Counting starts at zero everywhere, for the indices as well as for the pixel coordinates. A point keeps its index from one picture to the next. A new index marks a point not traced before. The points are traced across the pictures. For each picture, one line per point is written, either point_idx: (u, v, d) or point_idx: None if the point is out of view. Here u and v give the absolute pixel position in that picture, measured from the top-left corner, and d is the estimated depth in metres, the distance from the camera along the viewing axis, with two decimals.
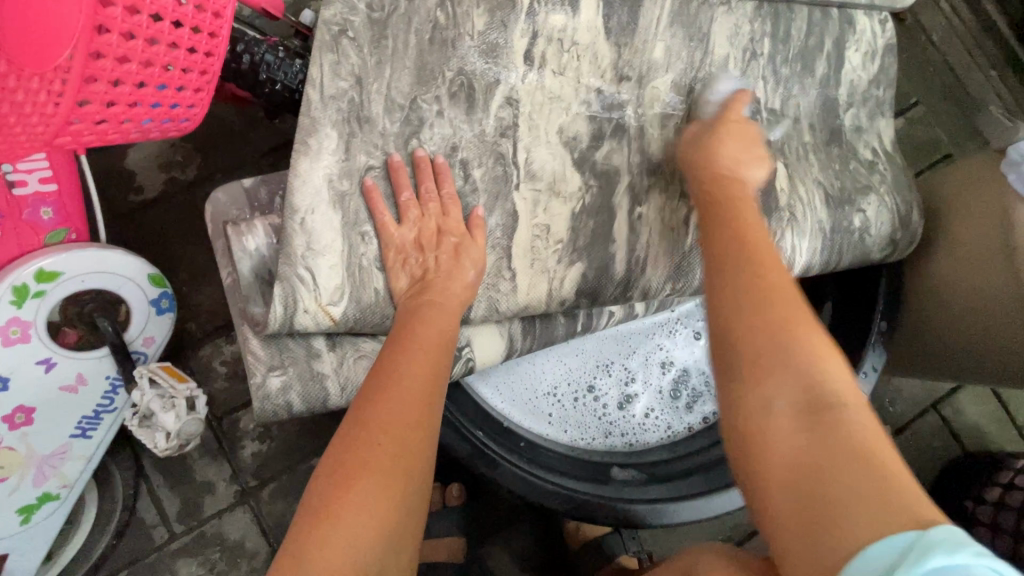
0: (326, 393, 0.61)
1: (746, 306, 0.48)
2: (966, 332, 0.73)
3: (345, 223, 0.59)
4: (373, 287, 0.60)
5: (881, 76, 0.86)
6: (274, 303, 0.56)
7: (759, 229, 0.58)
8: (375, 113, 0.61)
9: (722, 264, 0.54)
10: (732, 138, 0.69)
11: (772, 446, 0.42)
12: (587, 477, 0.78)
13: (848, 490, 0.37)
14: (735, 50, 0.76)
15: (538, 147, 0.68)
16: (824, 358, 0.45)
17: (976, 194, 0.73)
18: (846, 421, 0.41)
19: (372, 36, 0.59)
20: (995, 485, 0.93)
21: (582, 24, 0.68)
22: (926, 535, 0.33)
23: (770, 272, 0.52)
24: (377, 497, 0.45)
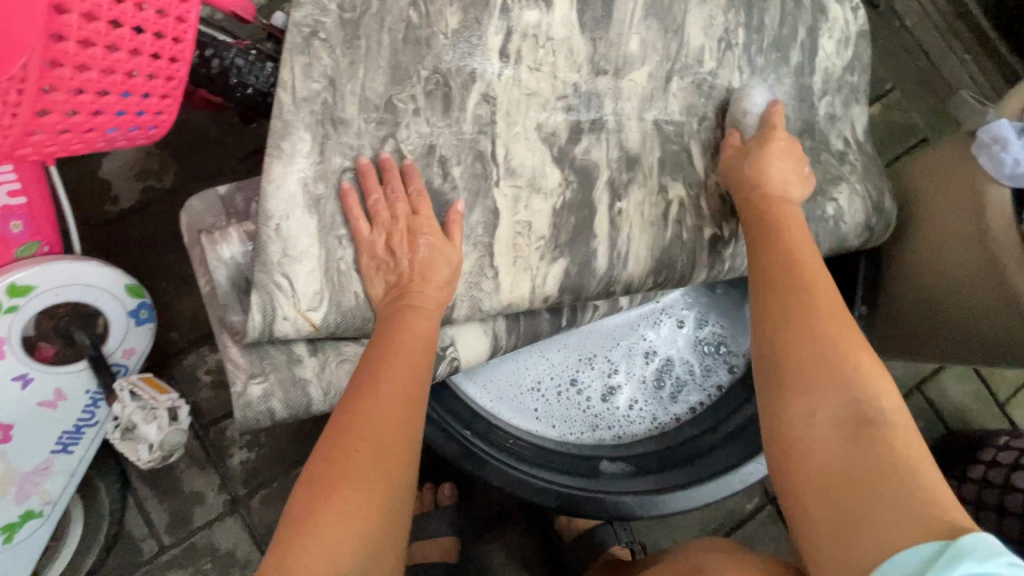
0: (309, 399, 0.61)
1: (795, 329, 0.53)
2: (952, 313, 0.73)
3: (322, 228, 0.59)
4: (353, 292, 0.60)
5: (855, 62, 0.86)
6: (252, 313, 0.55)
7: (805, 249, 0.62)
8: (350, 115, 0.60)
9: (776, 284, 0.58)
10: (786, 158, 0.69)
11: (810, 456, 0.47)
12: (575, 472, 0.78)
13: (878, 499, 0.42)
14: (709, 42, 0.76)
15: (517, 145, 0.68)
16: (865, 379, 0.49)
17: (958, 179, 0.70)
18: (887, 438, 0.45)
19: (345, 36, 0.59)
20: (978, 463, 0.94)
21: (557, 19, 0.68)
22: (959, 542, 0.37)
23: (819, 294, 0.56)
24: (357, 503, 0.45)
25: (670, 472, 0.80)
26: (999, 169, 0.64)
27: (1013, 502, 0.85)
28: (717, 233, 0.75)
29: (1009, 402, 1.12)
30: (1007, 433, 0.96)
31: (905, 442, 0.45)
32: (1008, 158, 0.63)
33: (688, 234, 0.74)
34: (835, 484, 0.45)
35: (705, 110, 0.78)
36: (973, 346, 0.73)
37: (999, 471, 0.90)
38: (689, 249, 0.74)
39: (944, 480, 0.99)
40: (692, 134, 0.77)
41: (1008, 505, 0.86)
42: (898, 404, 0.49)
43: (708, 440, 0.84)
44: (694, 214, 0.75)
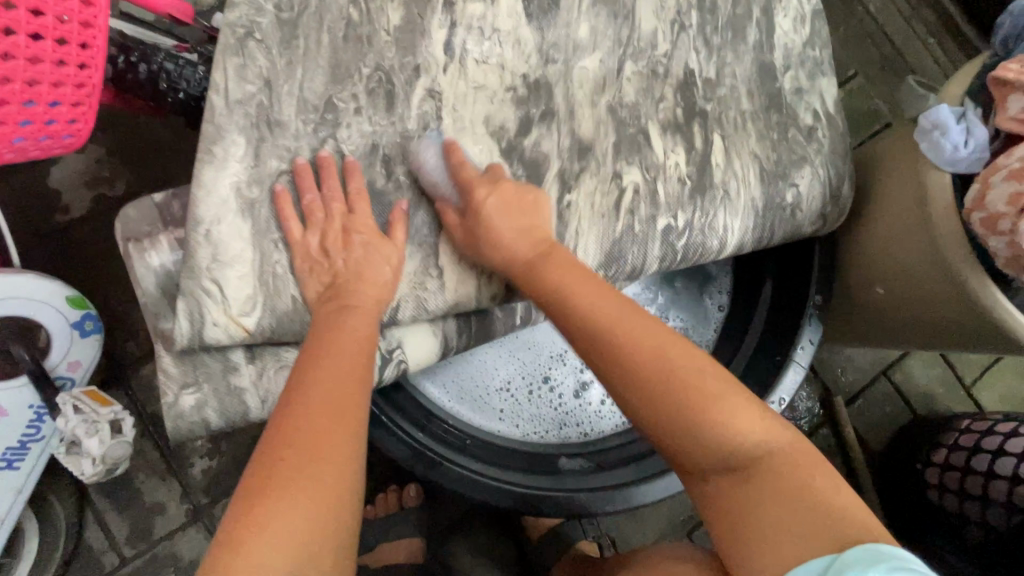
0: (245, 407, 0.60)
1: (646, 402, 0.51)
2: (909, 301, 0.73)
3: (257, 231, 0.57)
4: (289, 295, 0.59)
5: (815, 38, 0.85)
6: (179, 319, 0.55)
7: (601, 299, 0.57)
8: (287, 116, 0.58)
9: (606, 349, 0.54)
10: (510, 209, 0.62)
11: (714, 510, 0.49)
12: (540, 469, 0.78)
13: (768, 542, 0.44)
14: (662, 24, 0.75)
15: (464, 139, 0.66)
16: (724, 422, 0.49)
17: (903, 163, 0.71)
18: (767, 475, 0.47)
19: (282, 36, 0.57)
20: (941, 447, 0.95)
21: (502, 11, 0.67)
22: (843, 557, 0.40)
23: (641, 353, 0.52)
24: (296, 507, 0.43)
25: (645, 460, 0.79)
26: (940, 154, 0.64)
27: (974, 483, 0.86)
28: (672, 221, 0.73)
29: (974, 384, 1.13)
30: (970, 416, 0.96)
31: (785, 470, 0.46)
32: (947, 144, 0.63)
33: (638, 225, 0.72)
34: (734, 535, 0.46)
35: (663, 91, 0.76)
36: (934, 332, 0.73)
37: (961, 454, 0.90)
38: (640, 241, 0.72)
39: (909, 465, 1.00)
40: (649, 115, 0.75)
41: (968, 487, 0.87)
42: (765, 427, 0.49)
43: None
44: (648, 201, 0.72)
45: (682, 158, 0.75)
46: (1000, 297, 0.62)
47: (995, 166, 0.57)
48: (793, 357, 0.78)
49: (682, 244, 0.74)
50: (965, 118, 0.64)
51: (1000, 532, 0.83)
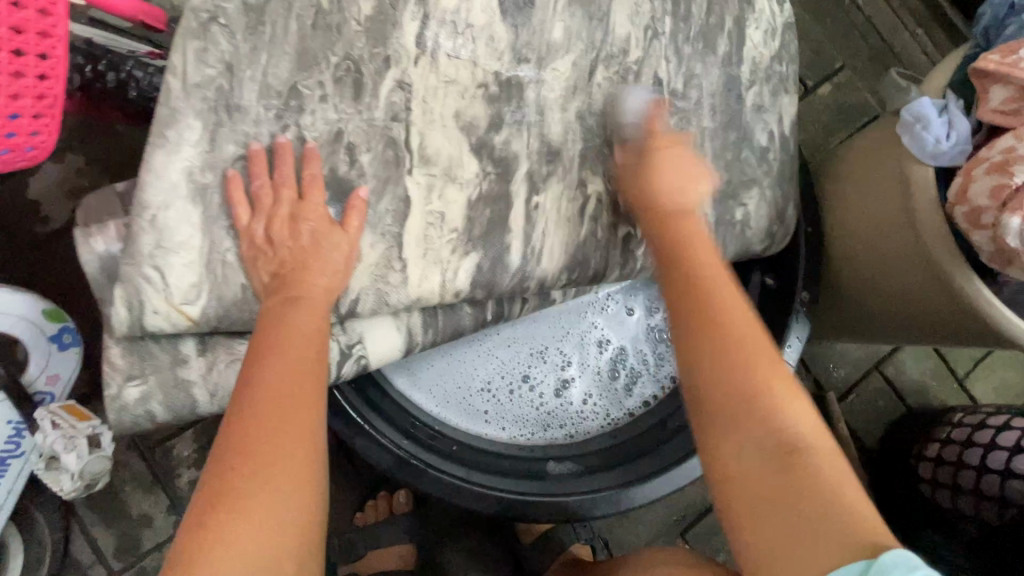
0: (193, 402, 0.56)
1: (715, 356, 0.51)
2: (896, 296, 0.72)
3: (207, 217, 0.55)
4: (238, 284, 0.56)
5: (782, 52, 0.84)
6: (115, 305, 0.52)
7: (706, 266, 0.59)
8: (248, 101, 0.57)
9: (688, 309, 0.55)
10: (666, 172, 0.66)
11: (740, 488, 0.47)
12: (524, 474, 0.77)
13: (804, 528, 0.43)
14: (636, 30, 0.75)
15: (433, 132, 0.65)
16: (781, 406, 0.48)
17: (885, 156, 0.70)
18: (813, 467, 0.45)
19: (248, 22, 0.56)
20: (934, 441, 0.94)
21: (476, 5, 0.66)
22: (882, 561, 0.38)
23: (727, 316, 0.53)
24: (255, 527, 0.43)
25: (634, 463, 0.79)
26: (922, 147, 0.63)
27: (966, 478, 0.86)
28: (631, 231, 0.75)
29: (967, 377, 1.12)
30: (962, 409, 0.95)
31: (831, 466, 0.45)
32: (929, 137, 0.62)
33: (602, 232, 0.73)
34: (768, 515, 0.45)
35: None
36: (921, 326, 0.73)
37: (953, 449, 0.89)
38: (603, 247, 0.73)
39: (903, 460, 1.00)
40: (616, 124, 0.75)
41: (962, 482, 0.86)
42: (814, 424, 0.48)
43: (658, 435, 0.82)
44: (609, 209, 0.74)
45: None
46: (987, 292, 0.61)
47: (977, 158, 0.56)
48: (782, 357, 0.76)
49: (641, 251, 0.76)
50: (947, 110, 0.63)
51: (993, 527, 0.82)
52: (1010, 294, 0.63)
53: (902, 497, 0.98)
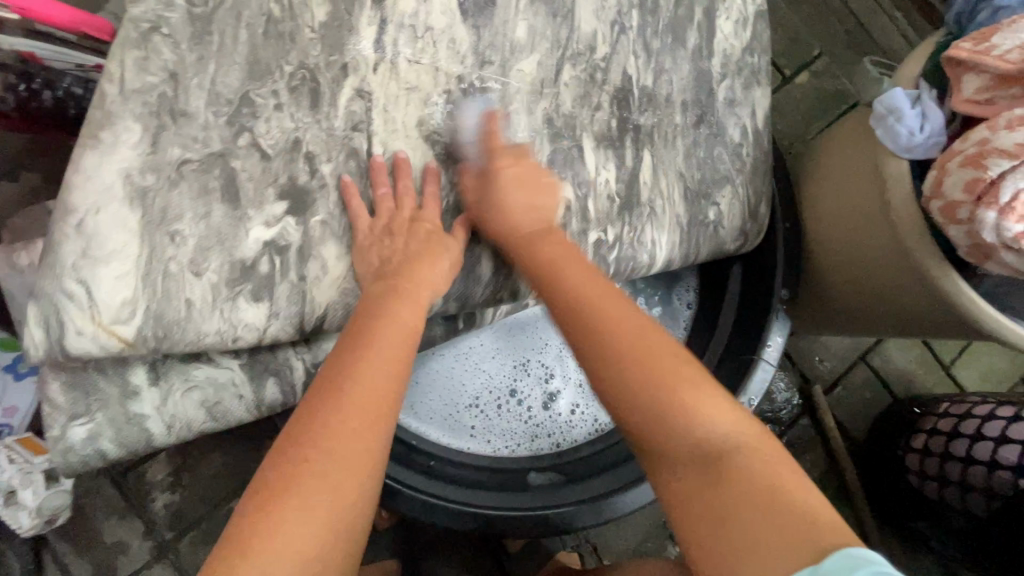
0: (148, 435, 0.53)
1: (618, 376, 0.49)
2: (878, 296, 0.71)
3: (146, 223, 0.49)
4: (185, 299, 0.52)
5: (754, 43, 0.82)
6: (30, 326, 0.47)
7: (586, 279, 0.57)
8: (195, 107, 0.52)
9: (582, 325, 0.53)
10: (521, 187, 0.64)
11: (681, 505, 0.45)
12: (512, 487, 0.75)
13: (739, 542, 0.40)
14: (603, 25, 0.73)
15: (396, 142, 0.63)
16: (694, 413, 0.46)
17: (861, 149, 0.68)
18: (738, 470, 0.43)
19: (193, 32, 0.52)
20: (921, 432, 0.93)
21: (435, 7, 0.63)
22: (820, 570, 0.36)
23: (619, 330, 0.51)
24: (309, 518, 0.43)
25: (617, 469, 0.77)
26: (896, 141, 0.61)
27: (952, 469, 0.85)
28: (601, 236, 0.71)
29: (953, 364, 1.11)
30: (948, 398, 0.94)
31: (759, 464, 0.43)
32: (901, 129, 0.60)
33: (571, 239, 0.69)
34: (705, 532, 0.42)
35: (600, 99, 0.74)
36: (908, 323, 0.71)
37: (939, 439, 0.89)
38: None
39: (890, 451, 0.99)
40: (584, 127, 0.73)
41: (948, 473, 0.85)
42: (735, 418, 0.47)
43: None
44: (580, 216, 0.70)
45: (612, 176, 0.73)
46: (963, 284, 0.59)
47: (951, 151, 0.55)
48: (763, 356, 0.74)
49: (613, 257, 0.72)
50: (920, 101, 0.62)
51: (982, 518, 0.81)
52: (989, 288, 0.61)
53: (897, 491, 0.96)
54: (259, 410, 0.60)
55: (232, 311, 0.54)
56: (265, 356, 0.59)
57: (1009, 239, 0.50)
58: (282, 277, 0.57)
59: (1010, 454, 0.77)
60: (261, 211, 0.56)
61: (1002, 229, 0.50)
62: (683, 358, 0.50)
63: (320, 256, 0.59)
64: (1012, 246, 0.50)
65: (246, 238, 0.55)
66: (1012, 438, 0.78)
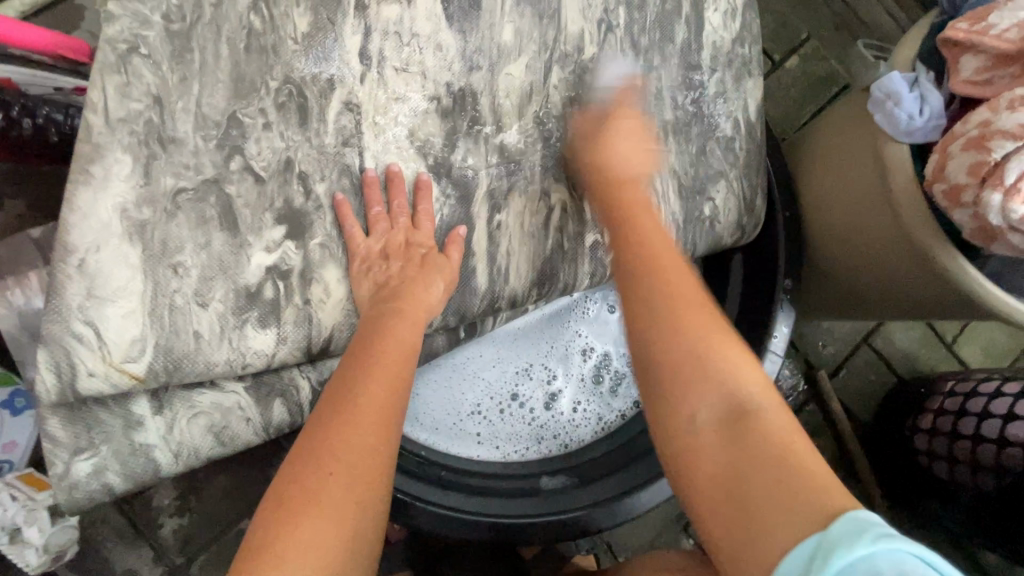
0: (155, 465, 0.52)
1: (665, 324, 0.51)
2: (880, 281, 0.71)
3: (148, 257, 0.49)
4: (194, 332, 0.51)
5: (744, 34, 0.81)
6: (40, 371, 0.46)
7: (658, 236, 0.60)
8: (183, 133, 0.51)
9: (638, 282, 0.55)
10: (624, 140, 0.70)
11: (697, 462, 0.46)
12: (522, 491, 0.75)
13: (759, 498, 0.42)
14: (589, 24, 0.72)
15: (388, 153, 0.63)
16: (731, 369, 0.48)
17: (858, 135, 0.67)
18: (761, 429, 0.45)
19: (172, 49, 0.50)
20: (927, 412, 0.93)
21: (419, 14, 0.62)
22: (829, 534, 0.37)
23: (680, 286, 0.54)
24: (319, 543, 0.42)
25: (626, 470, 0.76)
26: (896, 126, 0.60)
27: (962, 449, 0.85)
28: (599, 237, 0.74)
29: (955, 341, 1.12)
30: (953, 376, 0.95)
31: (780, 425, 0.45)
32: (901, 112, 0.59)
33: (568, 242, 0.72)
34: (726, 485, 0.44)
35: (590, 100, 0.73)
36: (912, 306, 0.71)
37: (946, 419, 0.89)
38: (570, 258, 0.72)
39: (898, 432, 0.99)
40: (576, 128, 0.72)
41: (958, 453, 0.85)
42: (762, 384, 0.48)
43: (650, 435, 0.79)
44: (576, 218, 0.72)
45: None
46: (969, 267, 0.58)
47: (953, 134, 0.54)
48: (769, 348, 0.74)
49: (610, 259, 0.74)
50: (917, 84, 0.61)
51: (988, 494, 0.81)
52: (994, 268, 0.60)
53: (908, 472, 0.96)
54: (267, 432, 0.58)
55: (240, 340, 0.53)
56: (269, 378, 0.58)
57: (1015, 220, 0.49)
58: (287, 302, 0.56)
59: (1018, 430, 0.77)
60: (261, 236, 0.55)
61: (1008, 211, 0.49)
62: (726, 324, 0.52)
63: (323, 280, 0.58)
64: (1018, 228, 0.50)
65: (249, 265, 0.54)
66: (1018, 415, 0.78)
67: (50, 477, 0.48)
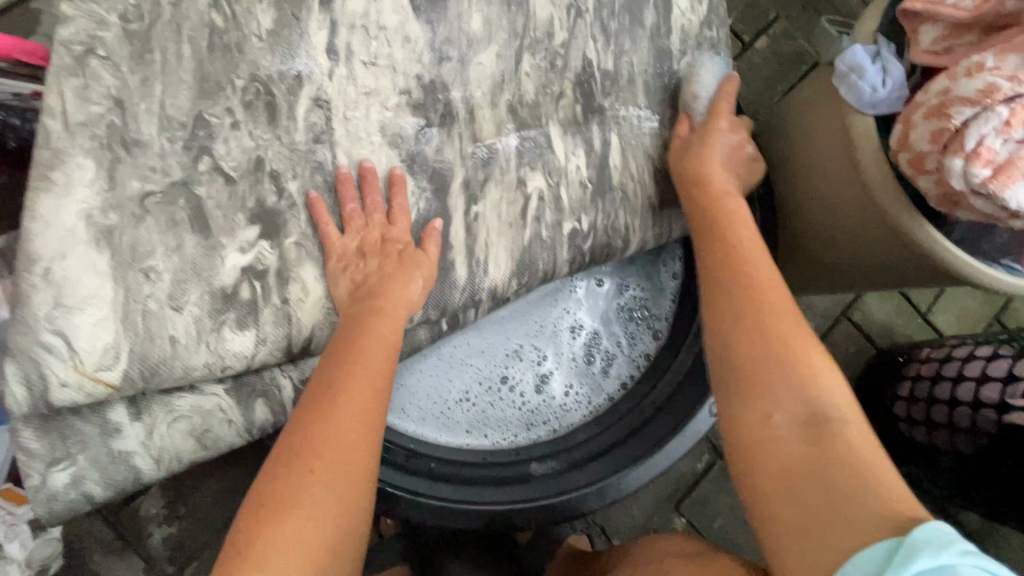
0: (136, 472, 0.51)
1: (759, 331, 0.56)
2: (851, 251, 0.72)
3: (117, 262, 0.48)
4: (169, 336, 0.50)
5: (711, 16, 0.82)
6: (10, 385, 0.45)
7: (754, 248, 0.63)
8: (148, 135, 0.50)
9: (733, 289, 0.60)
10: (721, 155, 0.71)
11: (766, 455, 0.50)
12: (510, 478, 0.75)
13: (833, 497, 0.45)
14: (557, 11, 0.72)
15: (361, 149, 0.62)
16: (821, 381, 0.52)
17: (827, 106, 0.68)
18: (839, 437, 0.48)
19: (131, 50, 0.50)
20: (905, 379, 0.96)
21: (386, 7, 0.62)
22: (914, 538, 0.40)
23: (772, 298, 0.58)
24: (309, 538, 0.45)
25: (617, 450, 0.77)
26: (860, 99, 0.61)
27: (939, 414, 0.87)
28: (576, 225, 0.73)
29: (930, 311, 1.14)
30: (930, 344, 0.97)
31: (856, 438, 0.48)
32: (865, 85, 0.60)
33: (546, 230, 0.71)
34: (791, 482, 0.48)
35: (562, 87, 0.73)
36: (887, 275, 0.72)
37: (923, 385, 0.91)
38: (550, 245, 0.71)
39: (880, 401, 1.01)
40: (549, 115, 0.72)
41: (936, 419, 0.88)
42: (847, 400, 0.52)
43: (637, 417, 0.80)
44: (553, 206, 0.72)
45: (583, 162, 0.73)
46: (935, 234, 0.60)
47: (915, 104, 0.55)
48: None
49: (589, 245, 0.74)
50: (879, 56, 0.62)
51: (969, 457, 0.84)
52: (960, 235, 0.62)
53: (889, 438, 0.99)
54: (250, 433, 0.57)
55: (218, 343, 0.52)
56: (250, 379, 0.57)
57: (976, 184, 0.50)
58: (265, 303, 0.55)
59: (991, 391, 0.79)
60: (234, 237, 0.54)
61: (970, 175, 0.50)
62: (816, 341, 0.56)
63: (299, 279, 0.57)
64: (981, 192, 0.51)
65: (223, 267, 0.53)
66: (991, 376, 0.80)
67: (26, 489, 0.48)
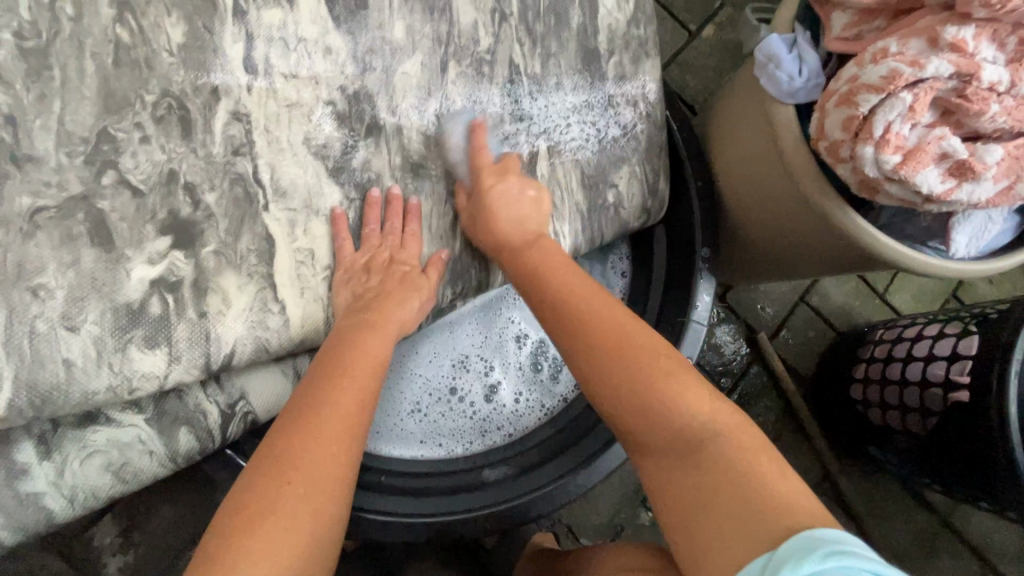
0: (48, 511, 0.51)
1: (611, 375, 0.52)
2: (787, 244, 0.72)
3: (1, 280, 0.46)
4: (64, 360, 0.48)
5: (640, 14, 0.81)
6: None
7: (578, 284, 0.60)
8: (43, 150, 0.49)
9: (577, 341, 0.55)
10: (501, 205, 0.67)
11: (665, 491, 0.48)
12: (463, 485, 0.75)
13: (722, 521, 0.43)
14: (482, 15, 0.71)
15: (284, 163, 0.60)
16: (678, 402, 0.49)
17: (751, 102, 0.68)
18: (718, 456, 0.46)
19: (26, 68, 0.48)
20: (861, 361, 0.97)
21: (304, 16, 0.60)
22: (778, 552, 0.39)
23: (606, 331, 0.54)
24: (276, 552, 0.44)
25: (569, 451, 0.76)
26: (778, 87, 0.62)
27: (892, 393, 0.88)
28: None
29: (887, 291, 1.15)
30: (884, 324, 0.97)
31: (736, 450, 0.46)
32: (782, 75, 0.61)
33: (477, 239, 0.71)
34: (686, 513, 0.45)
35: (492, 91, 0.72)
36: (825, 266, 0.72)
37: (876, 366, 0.92)
38: (481, 254, 0.71)
39: (839, 382, 1.02)
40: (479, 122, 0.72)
41: (890, 398, 0.89)
42: (719, 408, 0.49)
43: (589, 417, 0.79)
44: None
45: None
46: (861, 220, 0.60)
47: (828, 92, 0.55)
48: (693, 317, 0.74)
49: None
50: (795, 45, 0.63)
51: (920, 437, 0.85)
52: (886, 219, 0.63)
53: (851, 419, 0.99)
54: (174, 462, 0.57)
55: (123, 364, 0.51)
56: (173, 406, 0.56)
57: (889, 170, 0.51)
58: (179, 316, 0.53)
59: (937, 370, 0.80)
60: (142, 249, 0.52)
61: (881, 162, 0.51)
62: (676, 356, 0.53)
63: (220, 289, 0.55)
64: (893, 178, 0.51)
65: (128, 280, 0.51)
66: (936, 355, 0.81)
67: None
